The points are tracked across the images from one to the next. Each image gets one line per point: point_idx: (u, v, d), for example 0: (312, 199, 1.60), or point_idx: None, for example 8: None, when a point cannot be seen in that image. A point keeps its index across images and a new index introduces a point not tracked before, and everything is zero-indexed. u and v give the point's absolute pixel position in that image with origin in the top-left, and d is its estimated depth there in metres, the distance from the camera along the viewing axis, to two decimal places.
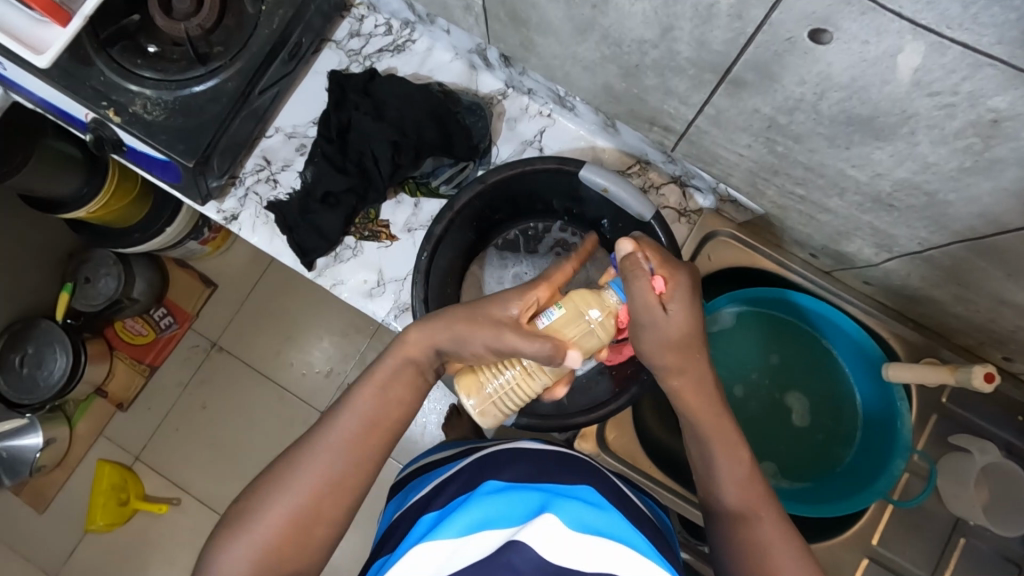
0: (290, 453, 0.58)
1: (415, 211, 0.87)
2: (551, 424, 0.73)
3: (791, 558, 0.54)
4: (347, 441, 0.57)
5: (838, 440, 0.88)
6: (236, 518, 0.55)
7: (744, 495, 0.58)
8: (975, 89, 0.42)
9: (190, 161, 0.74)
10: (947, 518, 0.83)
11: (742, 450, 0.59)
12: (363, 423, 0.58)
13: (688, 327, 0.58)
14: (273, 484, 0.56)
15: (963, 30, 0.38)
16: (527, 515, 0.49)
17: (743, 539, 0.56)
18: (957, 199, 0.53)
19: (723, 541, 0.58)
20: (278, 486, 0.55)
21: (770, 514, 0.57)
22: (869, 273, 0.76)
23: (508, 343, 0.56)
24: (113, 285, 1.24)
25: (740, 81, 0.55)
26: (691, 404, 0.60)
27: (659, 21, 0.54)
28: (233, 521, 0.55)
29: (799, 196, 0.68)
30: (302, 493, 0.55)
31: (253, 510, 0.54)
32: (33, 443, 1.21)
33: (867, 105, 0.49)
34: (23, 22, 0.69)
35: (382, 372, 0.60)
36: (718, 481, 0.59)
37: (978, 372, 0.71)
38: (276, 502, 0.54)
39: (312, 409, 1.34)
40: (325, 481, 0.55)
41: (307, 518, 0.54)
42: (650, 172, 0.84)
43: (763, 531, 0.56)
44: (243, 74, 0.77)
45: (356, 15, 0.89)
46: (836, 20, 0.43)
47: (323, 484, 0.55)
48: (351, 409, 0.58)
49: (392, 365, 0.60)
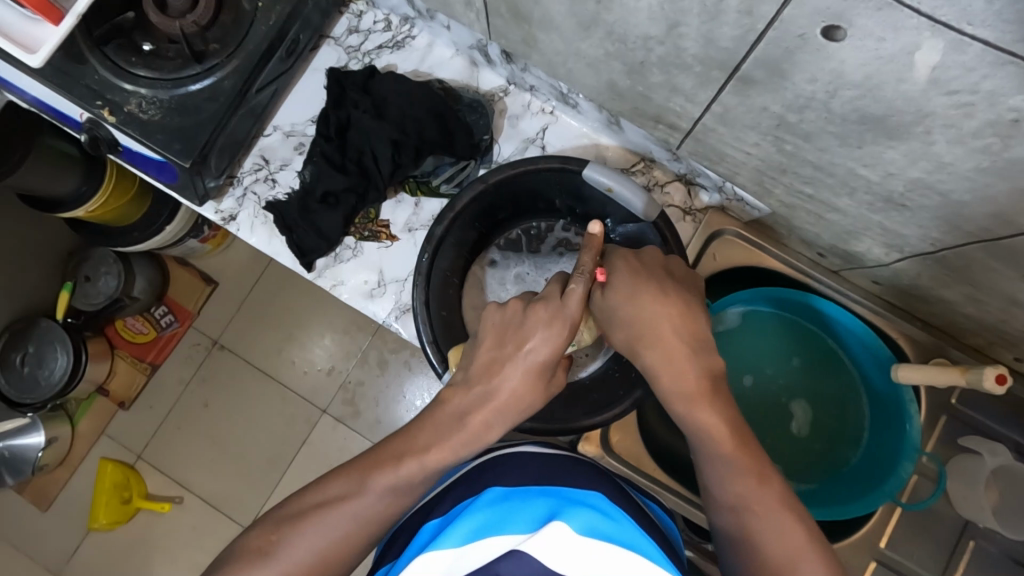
0: (324, 492, 0.55)
1: (416, 211, 0.85)
2: (557, 428, 0.72)
3: (807, 552, 0.50)
4: (383, 504, 0.54)
5: (845, 439, 0.87)
6: (258, 552, 0.51)
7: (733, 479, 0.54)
8: (994, 87, 0.40)
9: (187, 162, 0.73)
10: (956, 520, 0.82)
11: (726, 436, 0.56)
12: (405, 492, 0.55)
13: (630, 302, 0.62)
14: (301, 523, 0.53)
15: (985, 27, 0.37)
16: (532, 523, 0.48)
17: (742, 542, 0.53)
18: (972, 200, 0.52)
19: (724, 535, 0.55)
20: (301, 527, 0.52)
21: (769, 505, 0.53)
22: (878, 273, 0.75)
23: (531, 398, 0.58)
24: (113, 284, 1.23)
25: (749, 78, 0.54)
26: (666, 386, 0.59)
27: (666, 16, 0.53)
28: (248, 556, 0.51)
29: (807, 195, 0.67)
30: (325, 543, 0.52)
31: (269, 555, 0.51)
32: (35, 443, 1.21)
33: (880, 103, 0.47)
34: (16, 21, 0.68)
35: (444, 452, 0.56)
36: (711, 477, 0.56)
37: (990, 374, 0.70)
38: (301, 539, 0.52)
39: (314, 407, 1.33)
40: (349, 537, 0.53)
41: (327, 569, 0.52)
42: (654, 170, 0.83)
43: (763, 524, 0.52)
44: (241, 71, 0.76)
45: (355, 11, 0.88)
46: (850, 16, 0.41)
47: (347, 539, 0.53)
48: (396, 474, 0.55)
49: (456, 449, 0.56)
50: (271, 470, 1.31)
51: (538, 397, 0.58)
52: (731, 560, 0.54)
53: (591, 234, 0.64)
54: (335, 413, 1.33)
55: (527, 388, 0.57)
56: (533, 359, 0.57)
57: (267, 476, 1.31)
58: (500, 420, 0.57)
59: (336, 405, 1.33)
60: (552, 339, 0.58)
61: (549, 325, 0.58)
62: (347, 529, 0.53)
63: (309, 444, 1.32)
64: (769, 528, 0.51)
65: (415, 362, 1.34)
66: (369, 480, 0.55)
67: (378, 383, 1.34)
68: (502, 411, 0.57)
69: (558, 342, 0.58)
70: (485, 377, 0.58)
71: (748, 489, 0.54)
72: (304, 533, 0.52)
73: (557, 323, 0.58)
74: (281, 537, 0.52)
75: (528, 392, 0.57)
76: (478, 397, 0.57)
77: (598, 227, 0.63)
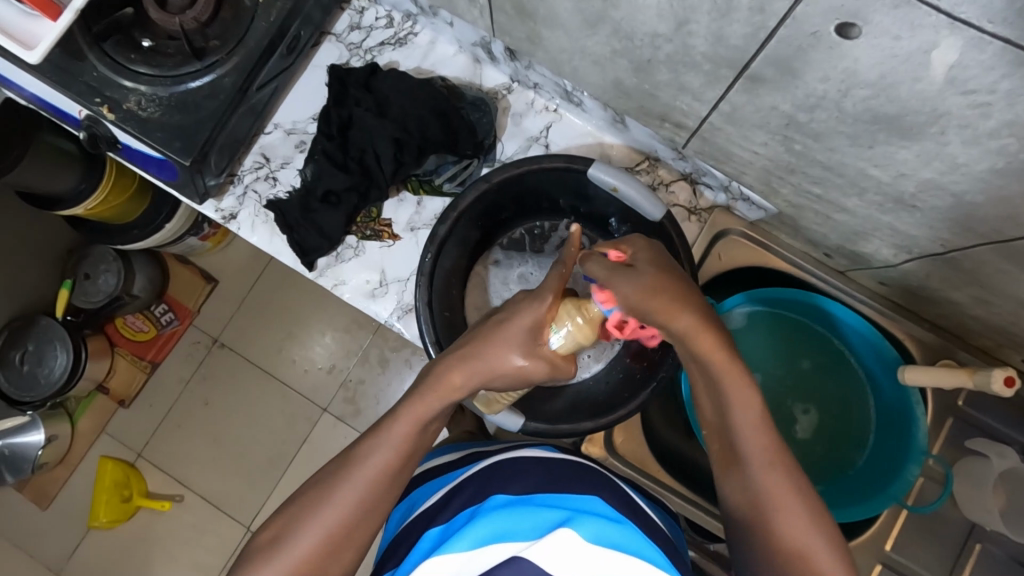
0: (324, 473, 0.56)
1: (418, 210, 0.84)
2: (559, 430, 0.71)
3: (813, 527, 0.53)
4: (383, 470, 0.55)
5: (851, 441, 0.86)
6: (268, 546, 0.52)
7: (754, 447, 0.55)
8: (1013, 87, 0.39)
9: (188, 160, 0.72)
10: (962, 522, 0.81)
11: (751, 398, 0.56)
12: (398, 453, 0.56)
13: (653, 285, 0.56)
14: (304, 509, 0.53)
15: (1007, 25, 0.36)
16: (536, 530, 0.47)
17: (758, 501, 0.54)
18: (986, 201, 0.51)
19: (735, 488, 0.56)
20: (305, 513, 0.53)
21: (783, 472, 0.54)
22: (886, 274, 0.74)
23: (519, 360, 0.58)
24: (113, 282, 1.22)
25: (758, 77, 0.53)
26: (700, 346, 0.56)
27: (675, 14, 0.52)
28: (261, 551, 0.52)
29: (815, 195, 0.66)
30: (332, 521, 0.53)
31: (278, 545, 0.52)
32: (35, 440, 1.20)
33: (894, 103, 0.46)
34: (13, 17, 0.67)
35: (425, 407, 0.57)
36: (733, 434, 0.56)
37: (998, 377, 0.69)
38: (307, 523, 0.52)
39: (314, 405, 1.33)
40: (356, 509, 0.53)
41: (341, 542, 0.53)
42: (659, 169, 0.82)
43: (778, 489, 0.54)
44: (241, 68, 0.75)
45: (357, 7, 0.87)
46: (866, 14, 0.41)
47: (355, 511, 0.53)
48: (386, 439, 0.56)
49: (435, 405, 0.58)
50: (272, 469, 1.31)
51: (517, 365, 0.58)
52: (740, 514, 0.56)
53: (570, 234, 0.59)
54: (335, 412, 1.32)
55: (500, 354, 0.58)
56: (510, 322, 0.59)
57: (267, 474, 1.31)
58: (478, 377, 0.58)
59: (336, 404, 1.33)
60: (524, 310, 0.59)
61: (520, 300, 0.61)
62: (351, 505, 0.53)
63: (310, 443, 1.31)
64: (785, 508, 0.53)
65: (416, 360, 1.33)
66: (361, 451, 0.56)
67: (379, 381, 1.33)
68: (480, 370, 0.58)
69: (531, 315, 0.59)
70: (465, 342, 0.60)
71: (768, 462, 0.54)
72: (309, 517, 0.53)
73: (531, 299, 0.60)
74: (287, 526, 0.53)
75: (501, 355, 0.58)
76: (459, 361, 0.59)
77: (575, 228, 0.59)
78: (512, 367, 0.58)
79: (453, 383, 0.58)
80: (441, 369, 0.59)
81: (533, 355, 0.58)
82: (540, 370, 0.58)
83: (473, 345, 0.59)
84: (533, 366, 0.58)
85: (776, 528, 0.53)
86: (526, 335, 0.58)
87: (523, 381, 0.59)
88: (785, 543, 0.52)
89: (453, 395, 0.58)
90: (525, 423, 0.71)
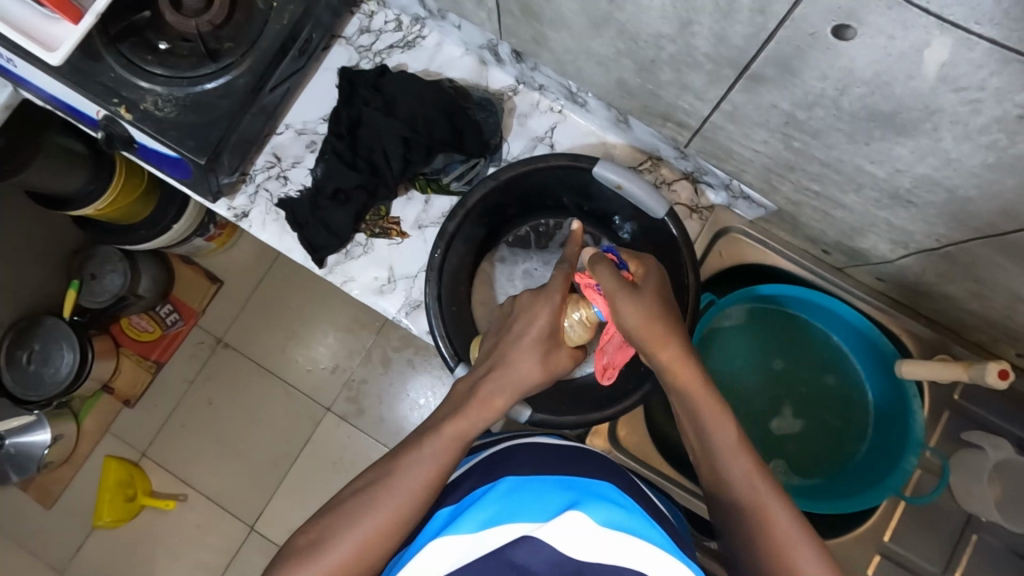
0: (359, 488, 0.58)
1: (426, 208, 0.86)
2: (566, 420, 0.74)
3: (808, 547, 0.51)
4: (422, 485, 0.57)
5: (850, 434, 0.88)
6: (307, 547, 0.55)
7: (744, 479, 0.55)
8: (1001, 84, 0.41)
9: (202, 159, 0.74)
10: (959, 515, 0.83)
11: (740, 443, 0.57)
12: (439, 467, 0.58)
13: (653, 311, 0.59)
14: (342, 517, 0.56)
15: (992, 25, 0.38)
16: (549, 510, 0.49)
17: (746, 525, 0.54)
18: (978, 195, 0.53)
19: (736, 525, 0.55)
20: (347, 523, 0.55)
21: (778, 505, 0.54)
22: (883, 269, 0.76)
23: (545, 367, 0.62)
24: (119, 281, 1.24)
25: (759, 76, 0.55)
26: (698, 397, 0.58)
27: (679, 15, 0.54)
28: (298, 553, 0.55)
29: (814, 192, 0.68)
30: (372, 528, 0.55)
31: (320, 546, 0.54)
32: (43, 441, 1.23)
33: (890, 101, 0.48)
34: (34, 20, 0.69)
35: (462, 420, 0.60)
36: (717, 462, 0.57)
37: (992, 370, 0.70)
38: (346, 527, 0.55)
39: (318, 406, 1.34)
40: (395, 519, 0.55)
41: (375, 553, 0.54)
42: (662, 168, 0.83)
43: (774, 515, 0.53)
44: (255, 70, 0.77)
45: (366, 11, 0.89)
46: (862, 15, 0.42)
47: (394, 522, 0.55)
48: (427, 453, 0.58)
49: (468, 418, 0.60)
50: (273, 470, 1.32)
51: (540, 370, 0.62)
52: (742, 545, 0.55)
53: (572, 229, 0.63)
54: (338, 411, 1.34)
55: (524, 365, 0.62)
56: (523, 338, 0.63)
57: (269, 473, 1.32)
58: (502, 389, 0.62)
59: (340, 403, 1.34)
60: (539, 318, 0.62)
61: (533, 307, 0.63)
62: (385, 516, 0.55)
63: (313, 443, 1.33)
64: (780, 531, 0.52)
65: (419, 361, 1.35)
66: (401, 465, 0.58)
67: (382, 380, 1.34)
68: (504, 384, 0.62)
69: (544, 318, 0.62)
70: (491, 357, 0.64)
71: (760, 493, 0.54)
72: (347, 523, 0.55)
73: (539, 301, 0.63)
74: (325, 531, 0.55)
75: (529, 364, 0.62)
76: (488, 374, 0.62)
77: (577, 223, 0.62)
78: (533, 374, 0.62)
79: (485, 399, 0.61)
80: (475, 386, 0.62)
81: (550, 354, 0.62)
82: (564, 363, 0.64)
83: (501, 359, 0.63)
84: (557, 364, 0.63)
85: (776, 550, 0.52)
86: (547, 338, 0.62)
87: (545, 379, 0.63)
88: (788, 570, 0.51)
89: (495, 414, 0.62)
90: (531, 414, 0.74)
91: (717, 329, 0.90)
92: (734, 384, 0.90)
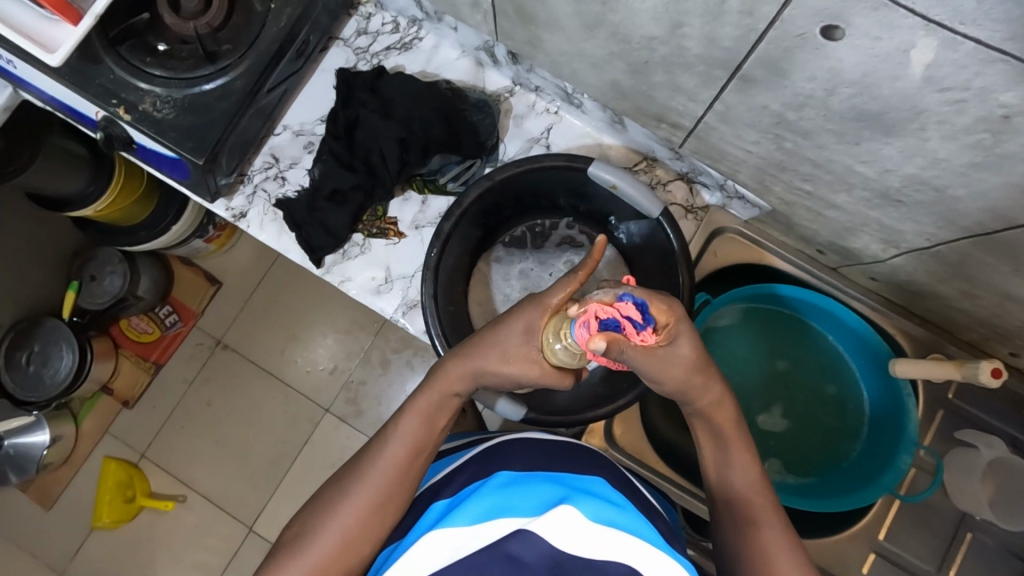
0: (338, 478, 0.60)
1: (423, 208, 0.87)
2: (558, 419, 0.74)
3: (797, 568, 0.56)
4: (394, 468, 0.59)
5: (844, 433, 0.89)
6: (291, 540, 0.57)
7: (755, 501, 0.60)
8: (985, 84, 0.42)
9: (200, 159, 0.74)
10: (954, 513, 0.83)
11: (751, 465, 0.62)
12: (408, 449, 0.60)
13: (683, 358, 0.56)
14: (323, 510, 0.58)
15: (975, 25, 0.39)
16: (544, 507, 0.50)
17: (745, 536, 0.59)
18: (966, 194, 0.53)
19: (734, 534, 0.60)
20: (327, 513, 0.57)
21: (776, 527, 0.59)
22: (876, 269, 0.76)
23: (509, 365, 0.58)
24: (119, 282, 1.24)
25: (749, 77, 0.56)
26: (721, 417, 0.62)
27: (670, 17, 0.54)
28: (285, 546, 0.57)
29: (806, 191, 0.68)
30: (350, 517, 0.57)
31: (302, 538, 0.57)
32: (39, 441, 1.23)
33: (877, 101, 0.49)
34: (33, 21, 0.69)
35: (425, 401, 0.62)
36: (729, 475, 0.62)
37: (985, 368, 0.72)
38: (331, 523, 0.57)
39: (317, 406, 1.35)
40: (371, 504, 0.57)
41: (355, 542, 0.56)
42: (657, 169, 0.84)
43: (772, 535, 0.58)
44: (252, 71, 0.77)
45: (364, 13, 0.90)
46: (848, 16, 0.43)
47: (371, 508, 0.57)
48: (396, 436, 0.61)
49: (437, 398, 0.62)
50: (272, 471, 1.33)
51: (506, 366, 0.59)
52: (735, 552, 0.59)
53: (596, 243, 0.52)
54: (337, 412, 1.34)
55: (492, 355, 0.59)
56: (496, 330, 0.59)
57: (269, 474, 1.32)
58: (462, 367, 0.62)
59: (339, 404, 1.35)
60: (523, 313, 0.58)
61: (521, 306, 0.59)
62: (361, 502, 0.57)
63: (312, 444, 1.33)
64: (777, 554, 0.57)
65: (418, 362, 1.35)
66: (374, 451, 0.60)
67: (381, 382, 1.35)
68: (470, 369, 0.61)
69: (526, 319, 0.58)
70: (463, 344, 0.62)
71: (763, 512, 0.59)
72: (328, 514, 0.57)
73: (532, 304, 0.57)
74: (308, 524, 0.57)
75: (495, 360, 0.59)
76: (457, 358, 0.62)
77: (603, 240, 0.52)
78: (497, 366, 0.59)
79: (450, 375, 0.62)
80: (440, 366, 0.63)
81: (519, 355, 0.58)
82: (529, 372, 0.58)
83: (471, 346, 0.61)
84: (521, 369, 0.58)
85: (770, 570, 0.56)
86: (519, 336, 0.58)
87: (510, 381, 0.60)
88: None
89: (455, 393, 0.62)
90: (526, 414, 0.75)
91: (714, 329, 0.91)
92: (730, 382, 0.91)
